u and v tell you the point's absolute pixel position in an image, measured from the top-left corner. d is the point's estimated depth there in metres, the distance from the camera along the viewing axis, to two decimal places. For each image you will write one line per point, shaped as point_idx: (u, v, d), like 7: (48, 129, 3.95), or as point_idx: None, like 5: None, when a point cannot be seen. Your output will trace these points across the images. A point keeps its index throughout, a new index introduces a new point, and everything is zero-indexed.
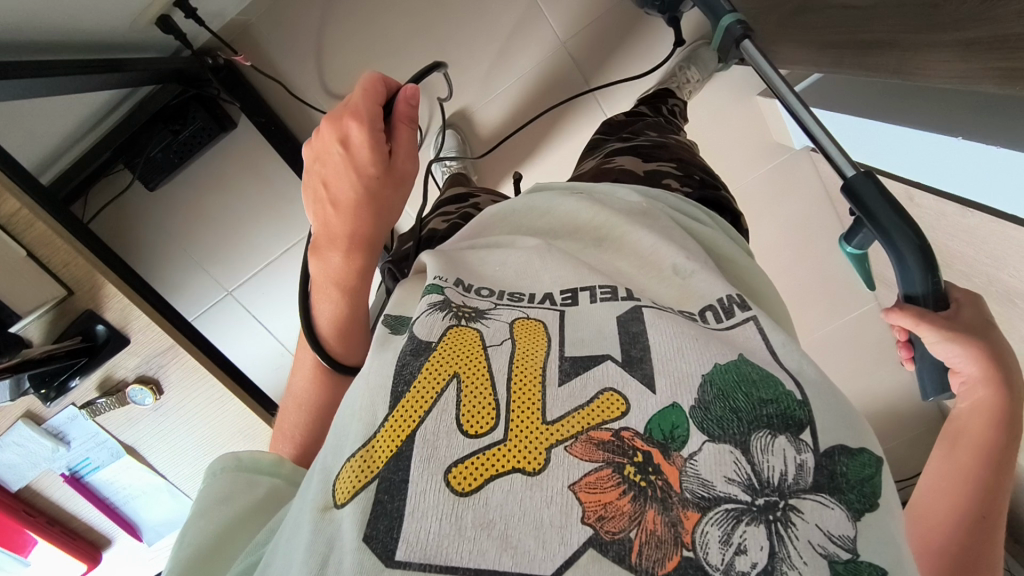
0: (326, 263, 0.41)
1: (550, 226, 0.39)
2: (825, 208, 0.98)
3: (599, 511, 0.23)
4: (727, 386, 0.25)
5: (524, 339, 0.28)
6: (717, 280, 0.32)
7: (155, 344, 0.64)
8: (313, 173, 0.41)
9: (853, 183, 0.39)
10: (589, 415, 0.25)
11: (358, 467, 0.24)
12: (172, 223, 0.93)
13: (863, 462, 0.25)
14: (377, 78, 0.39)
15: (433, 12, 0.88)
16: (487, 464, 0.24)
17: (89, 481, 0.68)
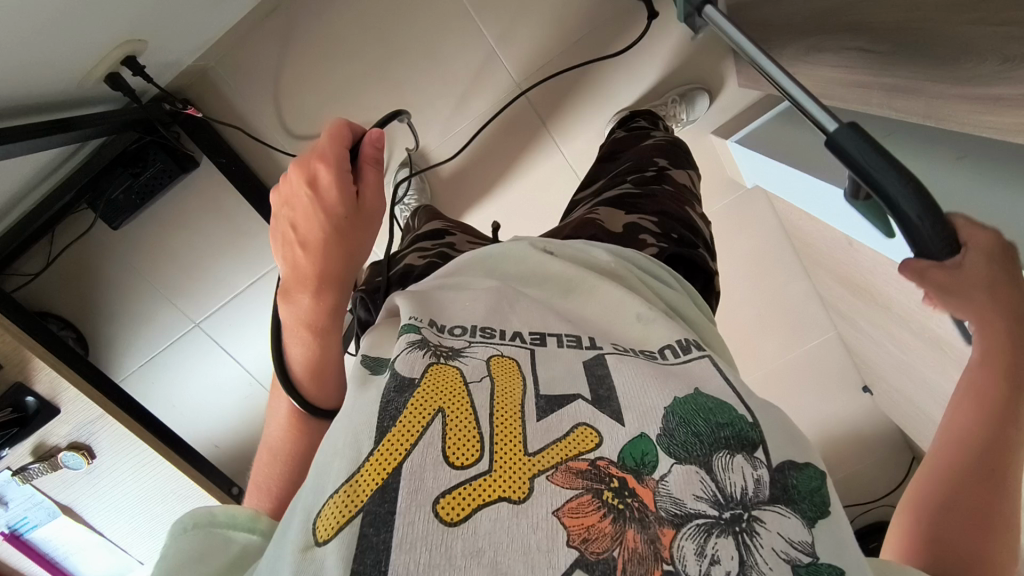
0: (297, 304, 0.47)
1: (522, 273, 0.42)
2: (783, 245, 1.18)
3: (582, 534, 0.24)
4: (687, 415, 0.29)
5: (501, 376, 0.31)
6: (672, 329, 0.36)
7: (80, 414, 0.85)
8: (283, 218, 0.49)
9: (838, 138, 0.37)
10: (566, 447, 0.27)
11: (343, 501, 0.26)
12: (135, 259, 1.04)
13: (810, 474, 0.28)
14: (341, 126, 0.50)
15: (385, 54, 0.98)
16: (475, 493, 0.26)
17: (28, 537, 0.90)
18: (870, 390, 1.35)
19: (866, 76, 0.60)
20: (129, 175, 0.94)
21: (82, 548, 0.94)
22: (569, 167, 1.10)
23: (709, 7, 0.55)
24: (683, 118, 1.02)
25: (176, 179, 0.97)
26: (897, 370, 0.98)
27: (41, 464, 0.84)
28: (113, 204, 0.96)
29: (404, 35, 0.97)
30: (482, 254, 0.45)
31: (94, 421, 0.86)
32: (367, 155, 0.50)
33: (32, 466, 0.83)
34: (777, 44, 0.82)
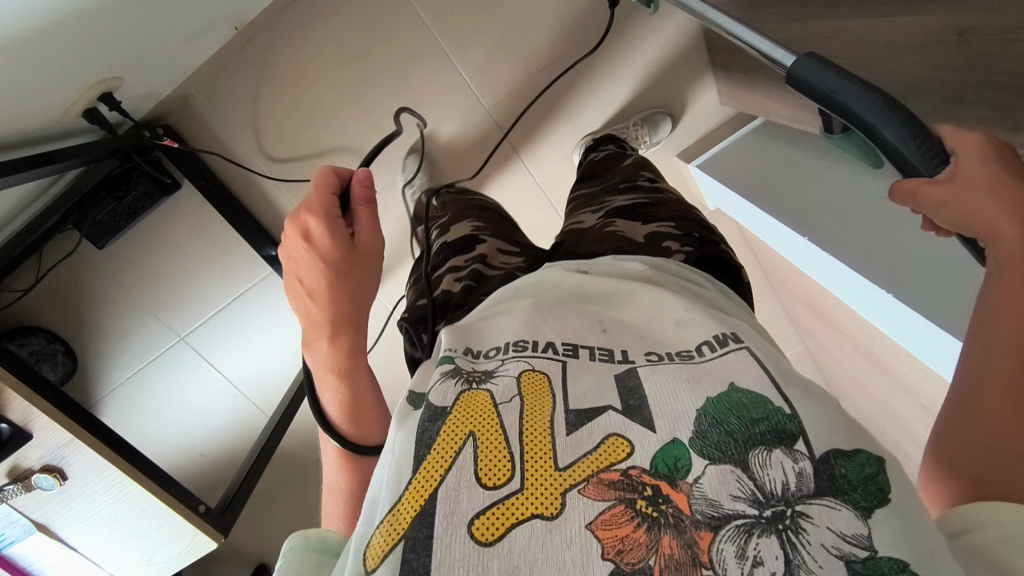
0: (319, 352, 0.50)
1: (560, 294, 0.42)
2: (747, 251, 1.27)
3: (617, 545, 0.24)
4: (720, 414, 0.28)
5: (531, 394, 0.30)
6: (709, 326, 0.35)
7: (51, 439, 0.82)
8: (293, 275, 0.52)
9: (798, 70, 0.42)
10: (599, 460, 0.27)
11: (386, 530, 0.26)
12: (119, 276, 1.05)
13: (861, 461, 0.26)
14: (328, 173, 0.53)
15: (359, 79, 0.99)
16: (509, 512, 0.26)
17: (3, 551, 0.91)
18: (837, 402, 1.41)
19: None
20: (113, 199, 0.96)
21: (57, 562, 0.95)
22: (539, 188, 1.14)
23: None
24: (647, 141, 1.06)
25: (158, 201, 1.00)
26: (863, 385, 1.03)
27: (15, 485, 0.82)
28: (98, 224, 0.98)
29: (372, 54, 0.98)
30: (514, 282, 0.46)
31: (65, 446, 0.83)
32: (358, 196, 0.53)
33: (8, 487, 0.82)
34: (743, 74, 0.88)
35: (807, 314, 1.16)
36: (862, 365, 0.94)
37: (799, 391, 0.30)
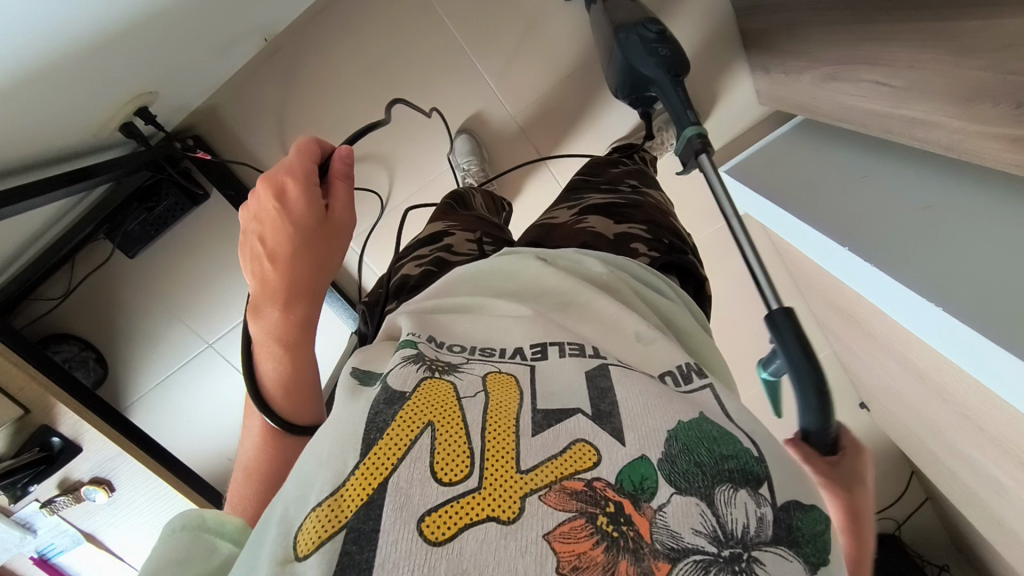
0: (267, 320, 0.49)
1: (515, 288, 0.43)
2: (774, 259, 1.28)
3: (573, 561, 0.24)
4: (691, 442, 0.28)
5: (497, 391, 0.31)
6: (675, 350, 0.36)
7: (99, 450, 0.90)
8: (253, 232, 0.51)
9: (776, 320, 0.39)
10: (563, 466, 0.27)
11: (325, 516, 0.25)
12: (151, 285, 1.16)
13: (816, 518, 0.27)
14: (311, 142, 0.51)
15: (379, 85, 1.11)
16: (462, 512, 0.25)
17: (54, 561, 0.97)
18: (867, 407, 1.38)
19: (885, 104, 0.65)
20: (145, 209, 1.09)
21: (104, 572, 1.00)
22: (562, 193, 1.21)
23: (704, 156, 0.53)
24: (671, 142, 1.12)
25: (187, 211, 1.11)
26: (896, 391, 1.00)
27: (65, 497, 0.89)
28: (129, 235, 1.10)
29: (403, 73, 1.11)
30: (475, 266, 0.46)
31: (114, 458, 0.91)
32: (338, 170, 0.52)
33: (59, 499, 0.88)
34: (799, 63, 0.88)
35: (833, 322, 1.16)
36: (895, 369, 0.91)
37: (763, 439, 0.30)
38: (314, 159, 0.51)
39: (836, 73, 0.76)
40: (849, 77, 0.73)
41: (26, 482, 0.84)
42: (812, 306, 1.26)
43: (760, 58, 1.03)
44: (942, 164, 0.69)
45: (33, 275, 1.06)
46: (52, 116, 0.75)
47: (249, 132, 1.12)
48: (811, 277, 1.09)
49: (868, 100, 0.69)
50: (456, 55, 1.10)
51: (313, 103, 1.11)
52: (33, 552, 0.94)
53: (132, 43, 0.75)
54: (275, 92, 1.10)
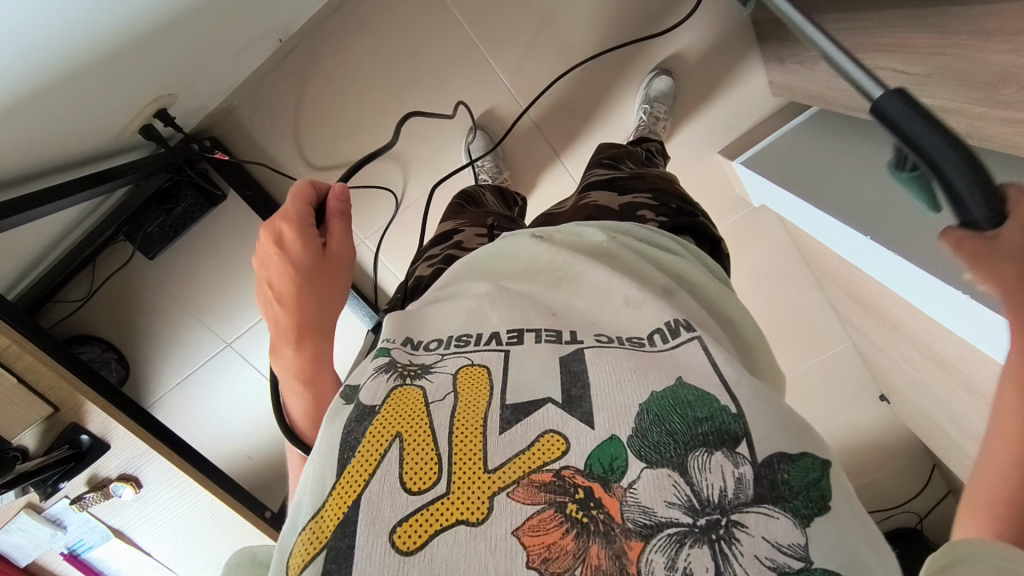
0: (283, 359, 0.51)
1: (513, 268, 0.44)
2: (789, 252, 1.27)
3: (543, 553, 0.26)
4: (663, 412, 0.29)
5: (467, 389, 0.32)
6: (661, 309, 0.37)
7: (127, 448, 0.92)
8: (263, 280, 0.55)
9: (881, 106, 0.38)
10: (530, 459, 0.29)
11: (309, 539, 0.28)
12: (171, 287, 1.19)
13: (807, 466, 0.28)
14: (305, 185, 0.58)
15: (393, 84, 1.12)
16: (431, 519, 0.27)
17: (83, 556, 0.99)
18: (887, 399, 1.37)
19: (901, 91, 0.65)
20: (164, 211, 1.10)
21: (134, 565, 1.04)
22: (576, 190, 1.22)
23: None
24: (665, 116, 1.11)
25: (205, 211, 1.13)
26: (916, 380, 0.99)
27: (94, 493, 0.92)
28: (149, 236, 1.12)
29: (415, 70, 1.11)
30: (478, 254, 0.48)
31: (141, 455, 0.93)
32: (332, 208, 0.57)
33: (88, 495, 0.91)
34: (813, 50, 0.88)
35: (851, 313, 1.15)
36: (916, 358, 0.90)
37: (747, 389, 0.31)
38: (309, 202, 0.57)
39: (852, 61, 0.75)
40: (865, 64, 0.72)
41: (57, 478, 0.86)
42: (832, 298, 1.25)
43: (774, 48, 1.02)
44: None
45: (57, 277, 1.07)
46: (77, 121, 0.78)
47: (265, 133, 1.13)
48: (830, 268, 1.08)
49: (885, 87, 0.68)
50: (468, 53, 1.11)
51: (328, 104, 1.12)
52: (64, 548, 0.97)
53: (153, 49, 0.76)
54: (289, 93, 1.11)
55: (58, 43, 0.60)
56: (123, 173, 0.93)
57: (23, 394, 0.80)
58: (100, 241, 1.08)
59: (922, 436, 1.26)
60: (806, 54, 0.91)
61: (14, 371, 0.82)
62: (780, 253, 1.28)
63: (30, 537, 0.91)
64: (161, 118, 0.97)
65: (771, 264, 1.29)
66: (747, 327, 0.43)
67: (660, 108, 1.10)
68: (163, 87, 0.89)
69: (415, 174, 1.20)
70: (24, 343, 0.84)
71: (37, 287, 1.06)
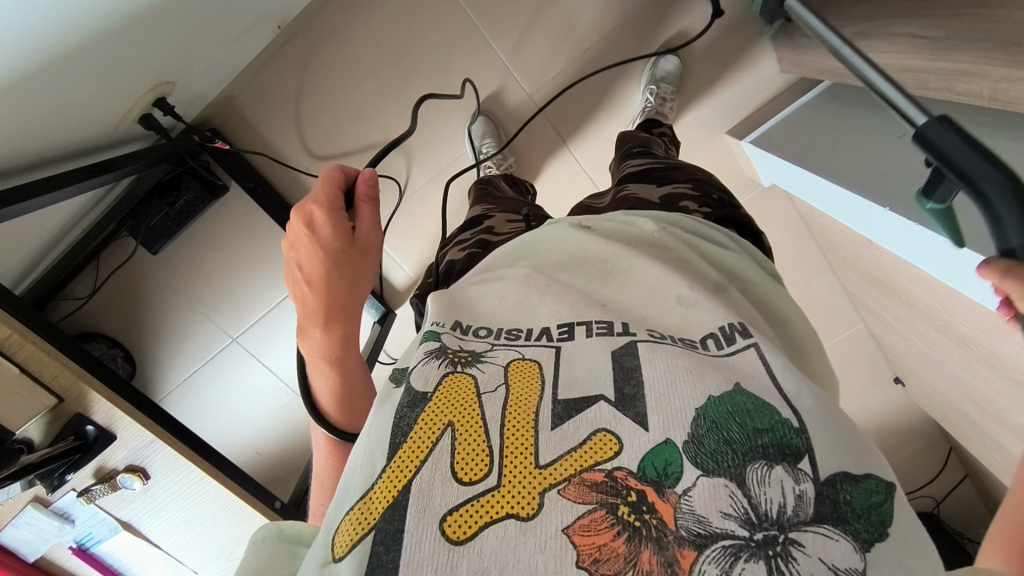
0: (312, 341, 0.53)
1: (560, 256, 0.44)
2: (802, 233, 1.25)
3: (593, 554, 0.25)
4: (721, 418, 0.28)
5: (518, 382, 0.32)
6: (719, 311, 0.35)
7: (133, 439, 0.91)
8: (291, 260, 0.56)
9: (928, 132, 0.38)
10: (582, 458, 0.28)
11: (357, 519, 0.27)
12: (176, 281, 1.17)
13: (869, 489, 0.27)
14: (336, 169, 0.58)
15: (396, 68, 1.09)
16: (482, 510, 0.26)
17: (93, 551, 1.00)
18: (901, 381, 1.35)
19: (919, 60, 0.63)
20: (166, 205, 1.09)
21: (143, 559, 1.04)
22: (585, 174, 1.20)
23: None
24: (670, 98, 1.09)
25: (208, 205, 1.12)
26: (934, 362, 0.97)
27: (102, 485, 0.91)
28: (152, 230, 1.11)
29: (416, 52, 1.08)
30: (522, 241, 0.48)
31: (148, 446, 0.92)
32: (362, 193, 0.58)
33: (95, 487, 0.91)
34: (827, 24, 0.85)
35: (866, 295, 1.14)
36: (937, 341, 0.88)
37: (808, 405, 0.29)
38: (338, 184, 0.57)
39: (870, 29, 0.73)
40: (882, 32, 0.70)
41: (62, 471, 0.86)
42: (844, 280, 1.23)
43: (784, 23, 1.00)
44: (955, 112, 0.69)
45: (61, 274, 1.06)
46: (75, 108, 0.76)
47: (266, 121, 1.11)
48: (843, 248, 1.07)
49: (901, 57, 0.66)
50: (470, 32, 1.08)
51: (330, 89, 1.10)
52: (73, 540, 0.96)
53: (151, 33, 0.75)
54: (290, 79, 1.09)
55: (44, 22, 0.58)
56: (122, 162, 0.92)
57: (24, 383, 0.79)
58: (101, 237, 1.07)
59: (938, 417, 1.25)
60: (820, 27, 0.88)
61: (17, 361, 0.81)
62: (791, 234, 1.26)
63: (38, 531, 0.91)
64: (160, 108, 0.95)
65: (780, 245, 1.27)
66: (799, 321, 0.42)
67: (666, 89, 1.08)
68: (160, 73, 0.87)
69: (419, 158, 1.17)
70: (27, 332, 0.83)
71: (42, 282, 1.06)
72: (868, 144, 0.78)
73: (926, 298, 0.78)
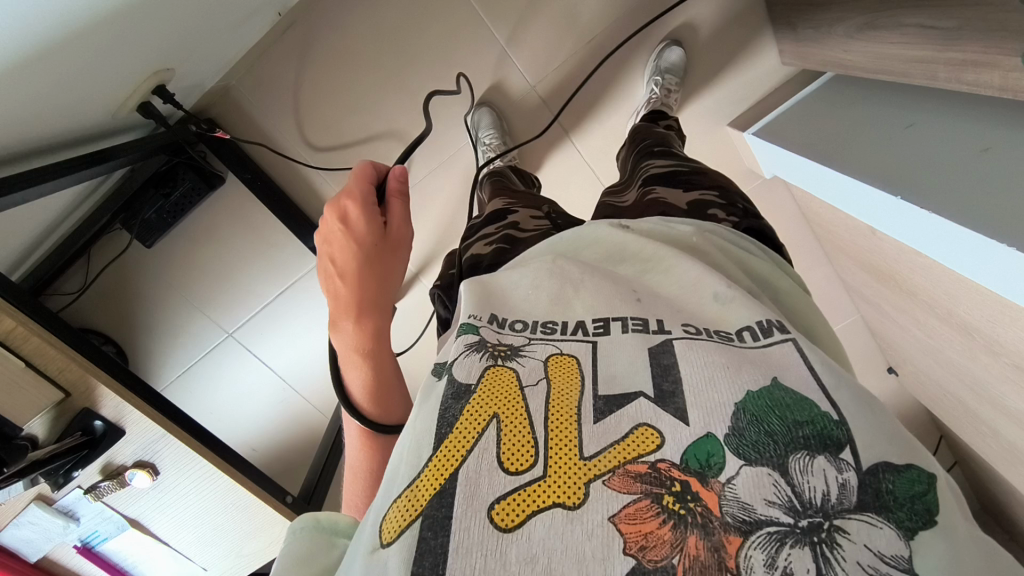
0: (344, 333, 0.55)
1: (599, 253, 0.45)
2: (802, 226, 1.27)
3: (640, 541, 0.25)
4: (760, 411, 0.29)
5: (558, 377, 0.33)
6: (751, 308, 0.36)
7: (141, 434, 0.91)
8: (324, 255, 0.59)
9: None
10: (625, 450, 0.29)
11: (405, 507, 0.29)
12: (176, 275, 1.18)
13: (913, 478, 0.27)
14: (367, 166, 0.62)
15: (399, 59, 1.09)
16: (530, 499, 0.27)
17: (99, 549, 0.99)
18: (895, 371, 1.38)
19: (930, 49, 0.64)
20: (161, 196, 1.09)
21: (151, 558, 1.04)
22: (586, 165, 1.22)
23: None
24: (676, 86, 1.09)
25: (204, 196, 1.12)
26: (932, 350, 0.99)
27: (109, 482, 0.91)
28: (146, 223, 1.11)
29: (418, 42, 1.08)
30: (557, 238, 0.49)
31: (157, 441, 0.93)
32: (394, 189, 0.62)
33: (102, 484, 0.91)
34: (833, 14, 0.86)
35: (863, 286, 1.16)
36: (936, 330, 0.90)
37: (847, 395, 0.30)
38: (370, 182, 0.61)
39: (876, 20, 0.74)
40: (889, 23, 0.71)
41: (68, 468, 0.85)
42: (841, 272, 1.25)
43: (787, 13, 1.00)
44: (964, 101, 0.70)
45: (53, 266, 1.05)
46: (74, 93, 0.76)
47: (268, 113, 1.11)
48: (841, 238, 1.08)
49: (911, 48, 0.67)
50: (471, 24, 1.08)
51: (333, 82, 1.10)
52: (77, 540, 0.96)
53: (154, 15, 0.75)
54: (292, 70, 1.08)
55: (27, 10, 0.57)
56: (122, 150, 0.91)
57: (29, 378, 0.79)
58: (95, 229, 1.06)
59: (930, 406, 1.28)
60: (825, 17, 0.89)
61: (21, 354, 0.81)
62: (788, 227, 1.28)
63: (42, 531, 0.91)
64: (160, 96, 0.95)
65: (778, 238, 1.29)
66: (827, 334, 0.41)
67: (671, 80, 1.09)
68: (161, 59, 0.86)
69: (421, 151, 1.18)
70: (31, 325, 0.83)
71: (33, 275, 1.04)
72: (868, 136, 0.80)
73: (929, 288, 0.79)
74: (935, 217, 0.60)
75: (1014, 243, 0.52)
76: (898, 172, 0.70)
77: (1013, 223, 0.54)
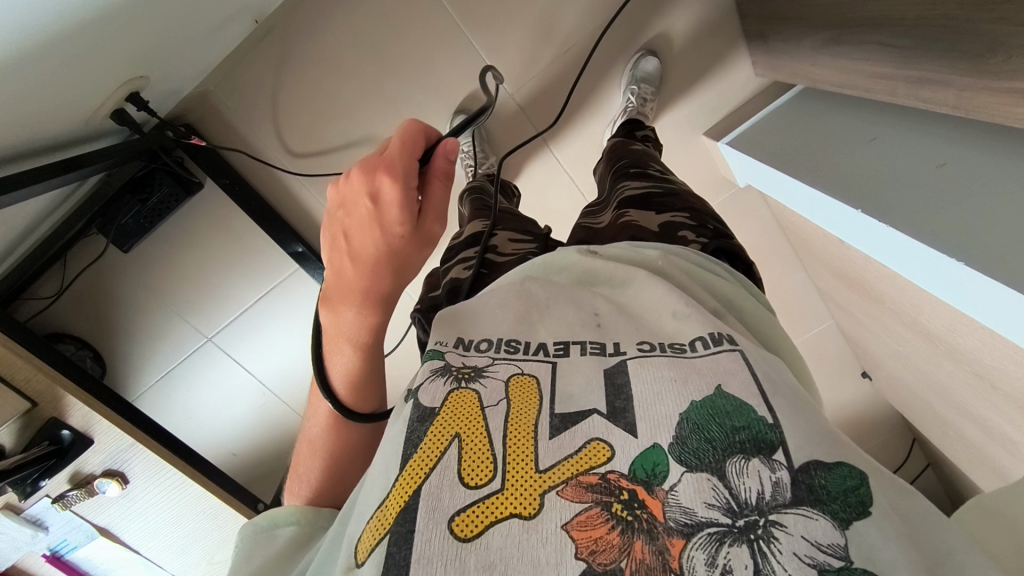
0: (341, 317, 0.54)
1: (568, 276, 0.47)
2: (776, 234, 1.30)
3: (590, 545, 0.26)
4: (702, 420, 0.30)
5: (518, 397, 0.34)
6: (705, 323, 0.37)
7: (112, 443, 0.91)
8: (339, 219, 0.55)
9: None
10: (578, 463, 0.30)
11: (374, 525, 0.29)
12: (151, 282, 1.18)
13: (844, 474, 0.28)
14: (415, 133, 0.54)
15: (376, 68, 1.10)
16: (488, 511, 0.28)
17: (68, 557, 0.98)
18: (868, 375, 1.41)
19: (890, 65, 0.66)
20: (138, 202, 1.07)
21: (122, 566, 1.03)
22: (564, 174, 1.24)
23: None
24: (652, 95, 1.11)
25: (182, 202, 1.12)
26: (900, 356, 1.02)
27: (78, 491, 0.90)
28: (122, 228, 1.10)
29: (396, 51, 1.09)
30: (528, 263, 0.50)
31: (127, 450, 0.92)
32: (438, 169, 0.55)
33: (71, 493, 0.90)
34: (800, 29, 0.88)
35: (835, 293, 1.18)
36: (902, 337, 0.92)
37: (784, 401, 0.31)
38: (414, 154, 0.54)
39: (840, 36, 0.76)
40: (851, 39, 0.73)
41: (36, 477, 0.84)
42: (815, 279, 1.28)
43: (758, 27, 1.02)
44: (925, 116, 0.72)
45: (26, 272, 1.05)
46: (46, 100, 0.75)
47: (244, 121, 1.11)
48: (812, 246, 1.11)
49: (873, 64, 0.69)
50: (448, 34, 1.08)
51: (309, 90, 1.10)
52: (46, 549, 0.95)
53: (126, 24, 0.75)
54: (268, 78, 1.08)
55: None
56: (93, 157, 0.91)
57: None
58: (70, 235, 1.06)
59: (900, 409, 1.32)
60: (793, 31, 0.91)
61: None
62: (763, 235, 1.30)
63: (9, 540, 0.88)
64: (133, 102, 0.95)
65: (753, 245, 1.32)
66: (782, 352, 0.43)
67: (647, 90, 1.11)
68: (134, 67, 0.86)
69: None
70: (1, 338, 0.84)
71: (6, 282, 1.04)
72: (835, 148, 0.82)
73: (893, 295, 0.82)
74: (890, 228, 0.62)
75: (963, 258, 0.53)
76: (860, 184, 0.72)
77: (966, 236, 0.56)
